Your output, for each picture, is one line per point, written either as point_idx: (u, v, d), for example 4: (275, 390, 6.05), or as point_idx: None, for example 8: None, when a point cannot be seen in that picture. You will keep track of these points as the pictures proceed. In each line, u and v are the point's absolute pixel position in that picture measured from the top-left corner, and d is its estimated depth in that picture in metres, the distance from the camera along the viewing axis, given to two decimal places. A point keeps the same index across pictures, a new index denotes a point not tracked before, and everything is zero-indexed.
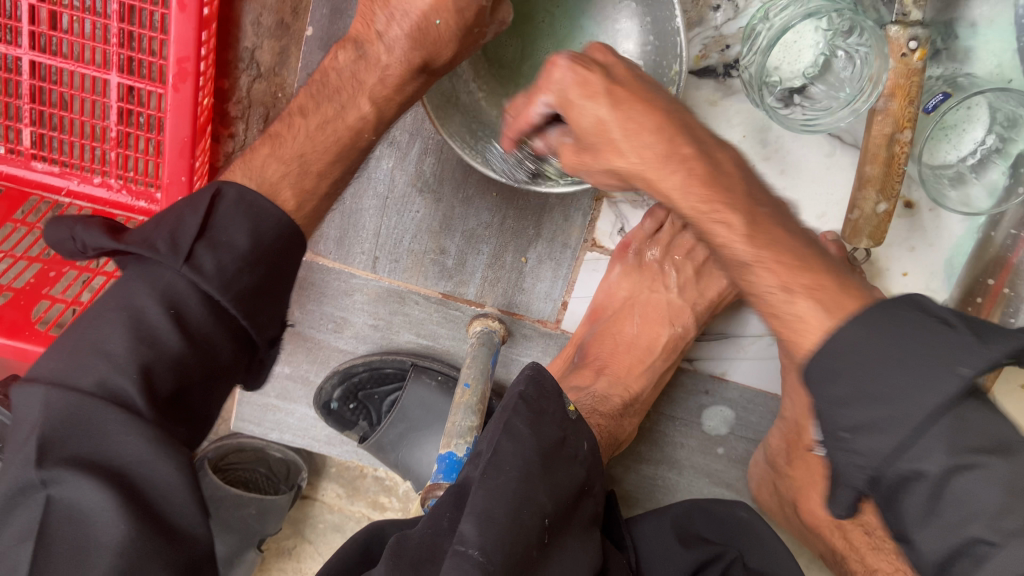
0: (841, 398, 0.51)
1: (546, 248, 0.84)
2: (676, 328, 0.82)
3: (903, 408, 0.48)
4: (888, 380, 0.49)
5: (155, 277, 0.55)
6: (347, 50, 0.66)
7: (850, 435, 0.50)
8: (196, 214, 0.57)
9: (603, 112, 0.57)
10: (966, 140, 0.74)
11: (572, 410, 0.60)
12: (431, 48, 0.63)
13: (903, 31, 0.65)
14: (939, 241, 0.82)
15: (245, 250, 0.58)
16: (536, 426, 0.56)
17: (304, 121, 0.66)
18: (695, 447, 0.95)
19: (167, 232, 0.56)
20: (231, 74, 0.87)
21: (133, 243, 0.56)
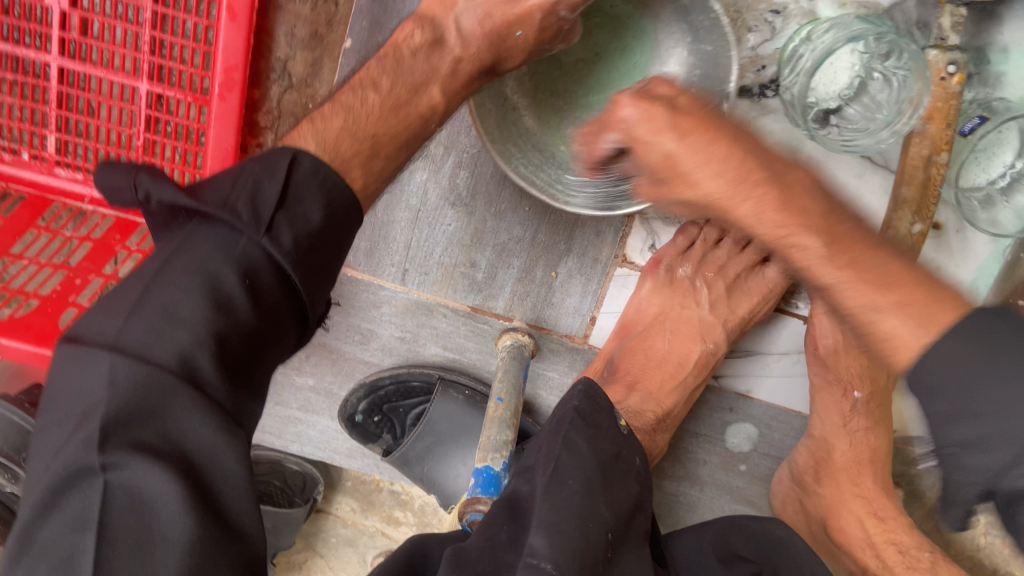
0: (947, 415, 0.44)
1: (577, 264, 0.84)
2: (708, 344, 0.83)
3: (1014, 425, 0.41)
4: (999, 388, 0.42)
5: (229, 242, 0.51)
6: (425, 30, 0.68)
7: (954, 452, 0.44)
8: (275, 180, 0.53)
9: (670, 146, 0.59)
10: (995, 163, 0.74)
11: (623, 426, 0.64)
12: (505, 53, 0.68)
13: (943, 55, 0.67)
14: (964, 262, 0.82)
15: (318, 225, 0.54)
16: (593, 440, 0.60)
17: (378, 96, 0.66)
18: (718, 464, 0.95)
19: (246, 194, 0.52)
20: (262, 84, 0.87)
21: (206, 202, 0.51)
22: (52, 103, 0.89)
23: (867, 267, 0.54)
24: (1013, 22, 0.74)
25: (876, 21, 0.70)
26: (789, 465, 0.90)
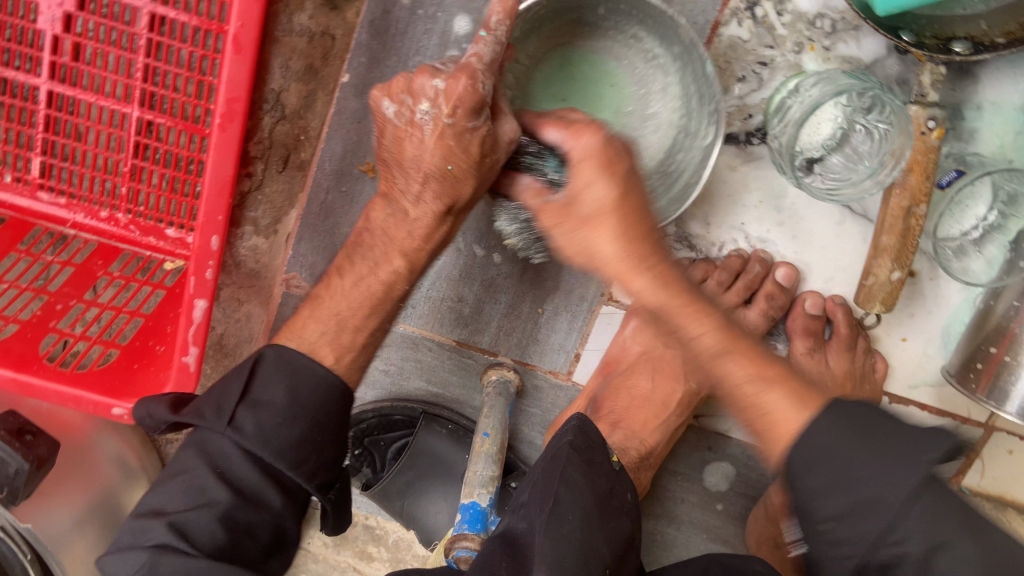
0: (823, 488, 0.50)
1: (563, 301, 0.86)
2: (692, 383, 0.83)
3: (881, 494, 0.48)
4: (869, 476, 0.49)
5: (206, 442, 0.58)
6: (379, 207, 0.67)
7: (830, 526, 0.51)
8: (240, 378, 0.59)
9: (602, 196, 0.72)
10: (968, 216, 0.78)
11: (616, 463, 0.64)
12: (454, 189, 0.64)
13: (923, 110, 0.69)
14: (937, 308, 0.86)
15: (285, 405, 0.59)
16: (589, 475, 0.60)
17: (339, 281, 0.67)
18: (696, 502, 0.96)
19: (215, 400, 0.59)
20: (255, 115, 0.87)
21: (187, 414, 0.58)
22: (38, 125, 0.88)
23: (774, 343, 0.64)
24: (987, 83, 0.77)
25: (862, 75, 0.72)
26: (768, 504, 0.90)
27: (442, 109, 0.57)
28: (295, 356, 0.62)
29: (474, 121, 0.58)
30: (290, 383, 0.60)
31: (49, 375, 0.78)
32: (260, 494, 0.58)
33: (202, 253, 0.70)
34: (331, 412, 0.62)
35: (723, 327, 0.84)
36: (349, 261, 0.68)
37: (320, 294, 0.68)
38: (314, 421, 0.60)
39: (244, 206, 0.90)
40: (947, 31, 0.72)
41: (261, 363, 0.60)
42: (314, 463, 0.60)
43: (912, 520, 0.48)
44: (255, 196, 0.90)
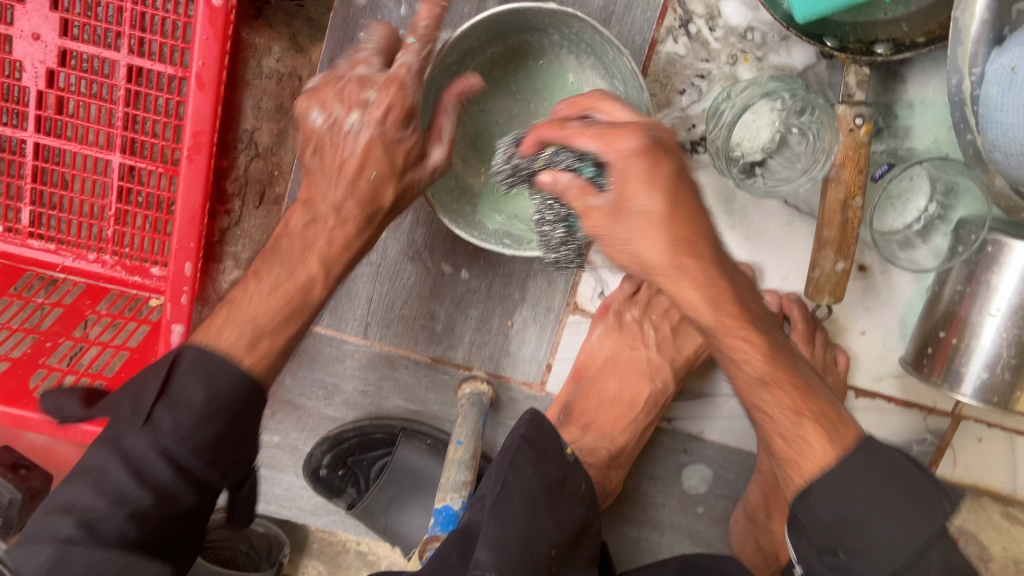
0: (838, 520, 0.59)
1: (530, 312, 0.90)
2: (657, 383, 0.87)
3: (892, 538, 0.58)
4: (875, 518, 0.58)
5: (121, 440, 0.59)
6: (300, 214, 0.69)
7: (839, 556, 0.60)
8: (158, 377, 0.59)
9: (652, 203, 0.53)
10: (910, 208, 0.82)
11: (570, 454, 0.69)
12: (374, 194, 0.68)
13: (849, 109, 0.72)
14: (892, 301, 0.89)
15: (200, 407, 0.59)
16: (539, 464, 0.66)
17: (257, 284, 0.66)
18: (676, 507, 0.98)
19: (134, 397, 0.60)
20: (230, 154, 0.92)
21: (107, 408, 0.60)
22: (27, 177, 0.93)
23: (720, 301, 0.56)
24: (915, 81, 0.82)
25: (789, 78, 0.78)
26: (746, 501, 0.92)
27: (373, 124, 0.64)
28: (213, 355, 0.61)
29: (404, 132, 0.66)
30: (208, 382, 0.60)
31: (40, 408, 0.83)
32: (174, 492, 0.59)
33: (178, 279, 0.74)
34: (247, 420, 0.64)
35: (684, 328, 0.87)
36: (266, 266, 0.67)
37: (236, 299, 0.66)
38: (232, 421, 0.60)
39: (225, 242, 0.96)
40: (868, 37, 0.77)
41: (179, 360, 0.60)
42: (226, 461, 0.62)
43: (923, 563, 0.58)
44: (235, 231, 0.96)
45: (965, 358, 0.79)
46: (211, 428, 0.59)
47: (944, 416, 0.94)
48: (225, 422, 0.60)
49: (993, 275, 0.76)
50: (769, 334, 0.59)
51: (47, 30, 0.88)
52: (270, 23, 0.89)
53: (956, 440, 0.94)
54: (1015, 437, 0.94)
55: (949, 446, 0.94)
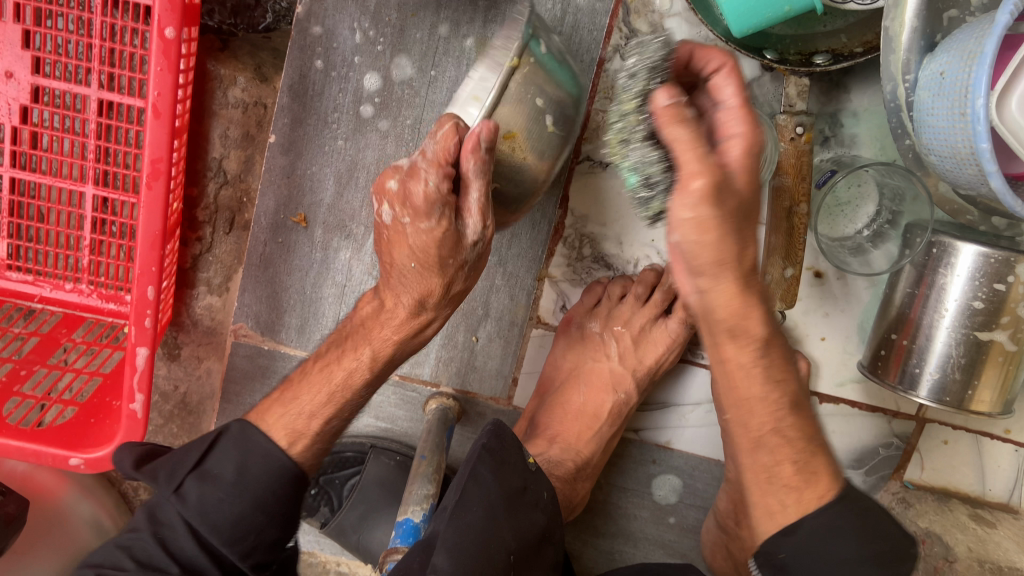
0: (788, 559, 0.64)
1: (494, 327, 0.92)
2: (620, 395, 0.88)
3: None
4: (834, 564, 0.63)
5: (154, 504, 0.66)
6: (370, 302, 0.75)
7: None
8: (196, 450, 0.66)
9: (691, 211, 0.53)
10: (860, 214, 0.83)
11: (531, 463, 0.70)
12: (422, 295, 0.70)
13: (790, 118, 0.76)
14: (849, 306, 0.90)
15: (229, 483, 0.65)
16: (500, 472, 0.67)
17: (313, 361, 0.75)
18: (648, 518, 0.99)
19: (171, 464, 0.67)
20: (199, 182, 0.95)
21: (148, 473, 0.68)
22: (4, 211, 0.95)
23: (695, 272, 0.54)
24: (858, 91, 0.84)
25: None
26: (716, 508, 0.93)
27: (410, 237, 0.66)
28: (254, 433, 0.68)
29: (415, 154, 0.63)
30: (241, 461, 0.66)
31: (11, 433, 0.84)
32: (198, 567, 0.64)
33: (141, 303, 0.77)
34: (280, 494, 0.67)
35: (647, 338, 0.88)
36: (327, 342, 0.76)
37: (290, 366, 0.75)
38: (260, 502, 0.65)
39: (197, 268, 0.98)
40: (809, 47, 0.79)
41: (221, 438, 0.67)
42: (249, 540, 0.65)
43: None
44: (206, 258, 0.98)
45: (919, 360, 0.80)
46: (238, 506, 0.64)
47: (908, 420, 0.95)
48: (253, 501, 0.65)
49: (941, 277, 0.77)
50: (766, 391, 0.62)
51: (20, 68, 0.90)
52: (234, 55, 0.92)
53: (922, 443, 0.96)
54: (980, 438, 0.95)
55: (915, 449, 0.96)
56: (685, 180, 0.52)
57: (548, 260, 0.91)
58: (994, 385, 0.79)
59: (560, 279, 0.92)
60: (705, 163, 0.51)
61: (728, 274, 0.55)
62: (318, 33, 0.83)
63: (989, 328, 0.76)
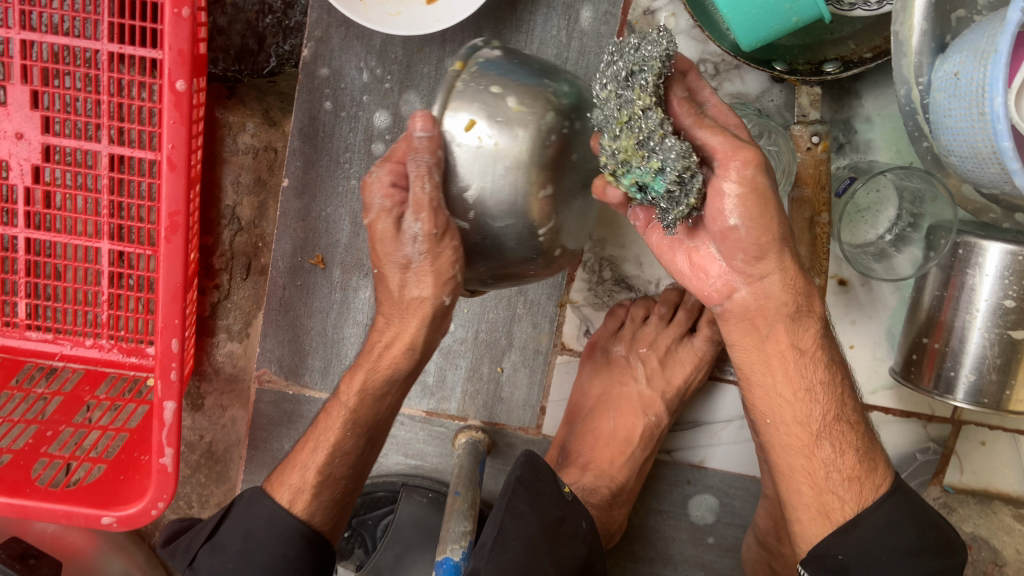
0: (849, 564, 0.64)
1: (519, 357, 0.91)
2: (650, 417, 0.87)
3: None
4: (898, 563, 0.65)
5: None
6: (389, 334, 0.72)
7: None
8: (212, 523, 0.71)
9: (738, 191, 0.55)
10: (881, 219, 0.83)
11: (568, 492, 0.69)
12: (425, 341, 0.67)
13: (806, 129, 0.75)
14: (876, 312, 0.89)
15: (235, 551, 0.68)
16: (536, 504, 0.66)
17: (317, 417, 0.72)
18: (687, 539, 0.98)
19: (190, 541, 0.72)
20: (215, 231, 0.95)
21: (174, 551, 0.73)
22: (21, 272, 0.95)
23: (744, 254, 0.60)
24: (869, 96, 0.83)
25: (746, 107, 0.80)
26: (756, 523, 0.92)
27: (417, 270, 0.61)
28: (259, 500, 0.69)
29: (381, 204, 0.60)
30: (245, 528, 0.69)
31: (41, 496, 0.83)
32: None
33: (165, 357, 0.76)
34: (292, 557, 0.68)
35: (673, 358, 0.88)
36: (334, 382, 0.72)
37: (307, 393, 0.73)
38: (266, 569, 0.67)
39: (217, 316, 0.97)
40: (818, 55, 0.79)
41: (232, 508, 0.71)
42: None
43: None
44: (225, 304, 0.97)
45: (954, 364, 0.79)
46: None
47: (944, 423, 0.93)
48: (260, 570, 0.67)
49: (971, 277, 0.76)
50: (828, 375, 0.66)
51: (30, 128, 0.90)
52: (242, 101, 0.93)
53: (959, 446, 0.94)
54: (1018, 437, 0.94)
55: (953, 452, 0.94)
56: (732, 169, 0.54)
57: (568, 285, 0.91)
58: None
59: (582, 304, 0.91)
60: (751, 147, 0.54)
61: (782, 252, 0.61)
62: (325, 75, 0.83)
63: (1022, 326, 0.75)
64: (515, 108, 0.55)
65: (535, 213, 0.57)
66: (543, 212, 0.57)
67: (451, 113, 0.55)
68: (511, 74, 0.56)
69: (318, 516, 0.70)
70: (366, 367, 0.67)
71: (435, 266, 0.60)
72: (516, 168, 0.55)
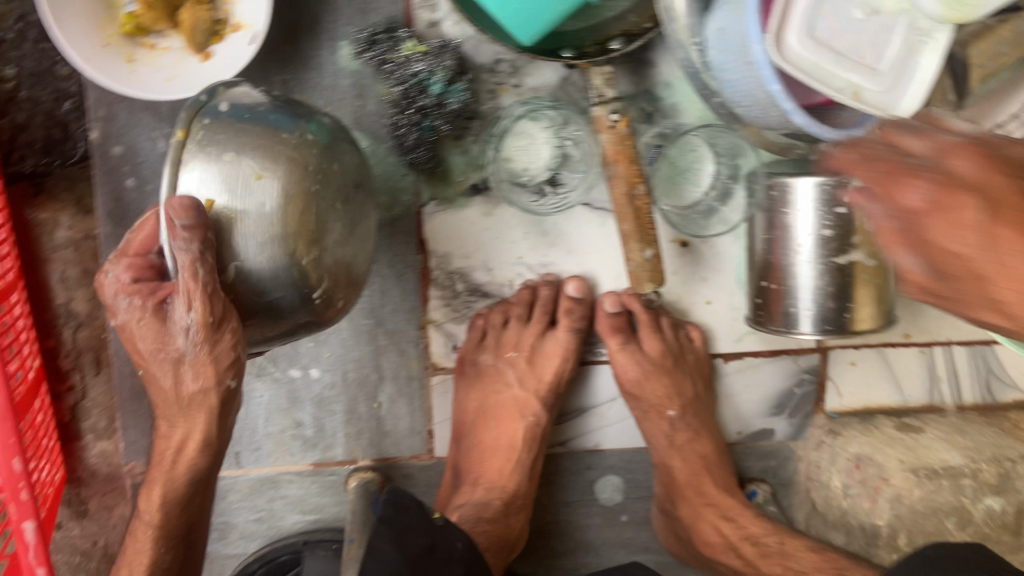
0: None
1: (394, 387, 0.90)
2: (529, 418, 0.88)
3: None
4: None
5: None
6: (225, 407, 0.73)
7: None
8: None
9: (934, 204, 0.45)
10: (703, 176, 0.87)
11: (438, 518, 0.72)
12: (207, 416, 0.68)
13: (604, 108, 0.77)
14: (724, 265, 0.91)
15: None
16: (400, 539, 0.68)
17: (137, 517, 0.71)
18: (601, 523, 0.99)
19: None
20: (54, 332, 0.91)
21: None
22: None
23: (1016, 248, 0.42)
24: (664, 61, 0.85)
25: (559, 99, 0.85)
26: (659, 494, 0.92)
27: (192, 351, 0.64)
28: None
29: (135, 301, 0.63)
30: None
31: None
32: None
33: (8, 480, 0.72)
34: None
35: (540, 355, 0.89)
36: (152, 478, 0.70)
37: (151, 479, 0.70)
38: None
39: (78, 418, 0.94)
40: (604, 34, 0.81)
41: None
42: None
43: None
44: (85, 404, 0.94)
45: (792, 299, 0.82)
46: None
47: (812, 353, 0.97)
48: None
49: (789, 214, 0.79)
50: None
51: None
52: (52, 196, 0.89)
53: (832, 371, 0.98)
54: (883, 350, 0.98)
55: (828, 378, 0.97)
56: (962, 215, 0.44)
57: (426, 305, 0.89)
58: (868, 300, 0.81)
59: (443, 321, 0.90)
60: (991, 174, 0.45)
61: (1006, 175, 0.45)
62: (120, 152, 0.83)
63: (844, 250, 0.78)
64: (255, 176, 0.59)
65: (307, 276, 0.62)
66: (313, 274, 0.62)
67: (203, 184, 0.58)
68: (253, 138, 0.60)
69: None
70: (163, 477, 0.69)
71: (215, 350, 0.63)
72: (270, 239, 0.59)
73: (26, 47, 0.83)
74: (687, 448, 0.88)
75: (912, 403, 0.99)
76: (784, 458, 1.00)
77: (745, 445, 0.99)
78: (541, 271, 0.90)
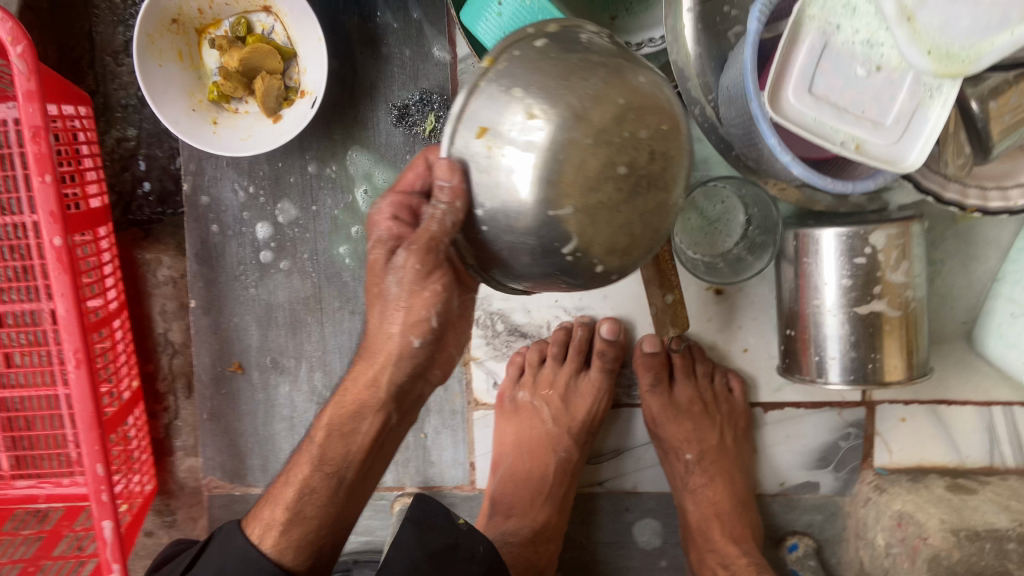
0: None
1: (440, 420, 0.98)
2: (560, 453, 0.93)
3: None
4: None
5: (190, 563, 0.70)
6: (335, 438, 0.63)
7: None
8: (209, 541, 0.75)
9: None
10: (734, 226, 0.88)
11: (463, 522, 0.77)
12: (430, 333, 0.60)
13: None
14: (760, 313, 0.93)
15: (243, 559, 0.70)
16: (422, 536, 0.74)
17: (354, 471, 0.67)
18: (640, 566, 1.01)
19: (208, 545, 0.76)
20: (153, 358, 1.06)
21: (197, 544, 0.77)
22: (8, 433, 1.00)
23: None
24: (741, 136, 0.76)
25: None
26: (682, 519, 0.95)
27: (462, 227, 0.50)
28: None
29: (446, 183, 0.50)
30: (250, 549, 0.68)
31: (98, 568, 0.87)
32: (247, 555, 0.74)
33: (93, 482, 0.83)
34: None
35: (572, 396, 0.94)
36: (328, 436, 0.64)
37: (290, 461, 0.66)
38: None
39: (170, 434, 1.07)
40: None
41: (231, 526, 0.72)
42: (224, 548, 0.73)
43: None
44: (176, 423, 1.07)
45: (819, 349, 0.82)
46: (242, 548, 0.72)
47: (857, 407, 0.95)
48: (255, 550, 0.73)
49: (814, 265, 0.80)
50: None
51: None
52: (156, 240, 1.04)
53: (879, 426, 0.95)
54: (937, 407, 0.95)
55: (875, 434, 0.95)
56: None
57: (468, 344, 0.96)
58: (898, 354, 0.81)
59: (485, 358, 0.97)
60: None
61: None
62: (206, 203, 0.92)
63: (866, 300, 0.79)
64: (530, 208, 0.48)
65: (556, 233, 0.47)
66: (556, 229, 0.47)
67: (474, 104, 0.48)
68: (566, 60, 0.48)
69: (287, 556, 0.64)
70: (333, 442, 0.63)
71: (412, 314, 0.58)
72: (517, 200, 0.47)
73: (146, 111, 1.01)
74: (699, 493, 0.93)
75: (970, 465, 0.95)
76: (831, 512, 0.98)
77: (775, 498, 0.99)
78: (576, 314, 0.96)
